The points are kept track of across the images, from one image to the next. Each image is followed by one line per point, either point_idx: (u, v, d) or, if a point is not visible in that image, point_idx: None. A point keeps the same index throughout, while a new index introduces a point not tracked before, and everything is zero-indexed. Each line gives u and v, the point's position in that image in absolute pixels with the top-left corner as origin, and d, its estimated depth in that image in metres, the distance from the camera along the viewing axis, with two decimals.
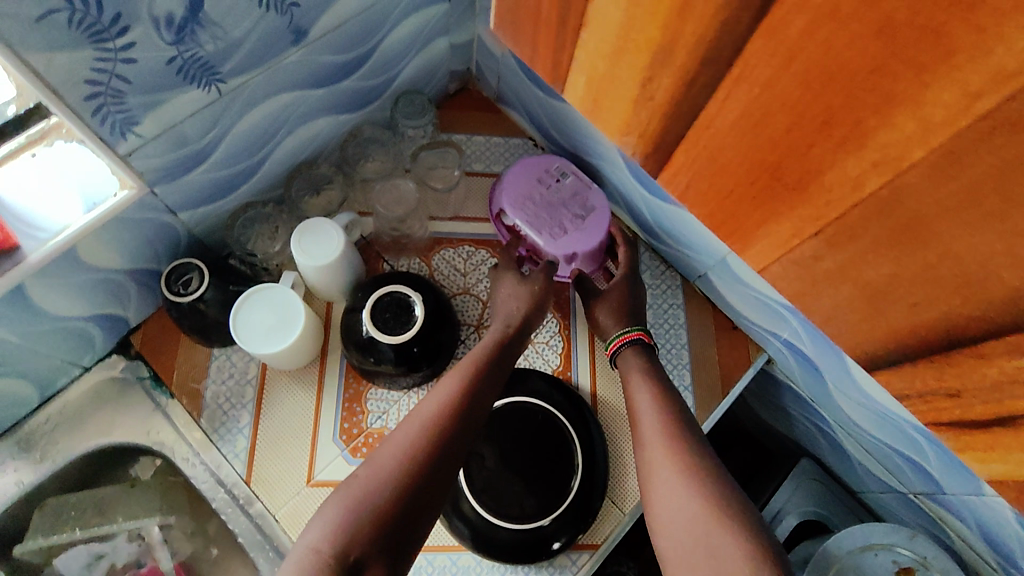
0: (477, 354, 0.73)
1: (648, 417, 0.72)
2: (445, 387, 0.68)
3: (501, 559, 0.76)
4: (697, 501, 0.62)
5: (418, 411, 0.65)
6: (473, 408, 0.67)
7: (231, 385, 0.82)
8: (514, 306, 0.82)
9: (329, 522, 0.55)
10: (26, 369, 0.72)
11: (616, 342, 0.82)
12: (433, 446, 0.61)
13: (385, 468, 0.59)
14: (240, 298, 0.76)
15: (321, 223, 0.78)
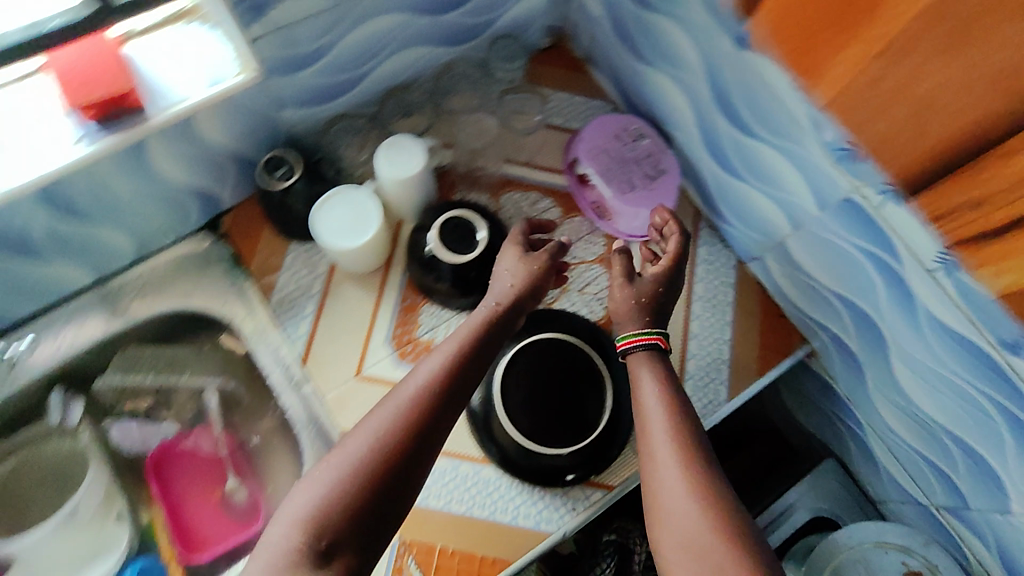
0: (461, 334, 0.69)
1: (655, 422, 0.69)
2: (422, 372, 0.65)
3: (523, 477, 0.80)
4: (694, 520, 0.61)
5: (391, 398, 0.63)
6: (451, 393, 0.64)
7: (301, 277, 0.88)
8: (509, 290, 0.74)
9: (295, 517, 0.55)
10: (132, 223, 0.81)
11: (631, 339, 0.76)
12: (403, 440, 0.59)
13: (350, 462, 0.57)
14: (323, 197, 0.83)
15: (409, 141, 0.84)
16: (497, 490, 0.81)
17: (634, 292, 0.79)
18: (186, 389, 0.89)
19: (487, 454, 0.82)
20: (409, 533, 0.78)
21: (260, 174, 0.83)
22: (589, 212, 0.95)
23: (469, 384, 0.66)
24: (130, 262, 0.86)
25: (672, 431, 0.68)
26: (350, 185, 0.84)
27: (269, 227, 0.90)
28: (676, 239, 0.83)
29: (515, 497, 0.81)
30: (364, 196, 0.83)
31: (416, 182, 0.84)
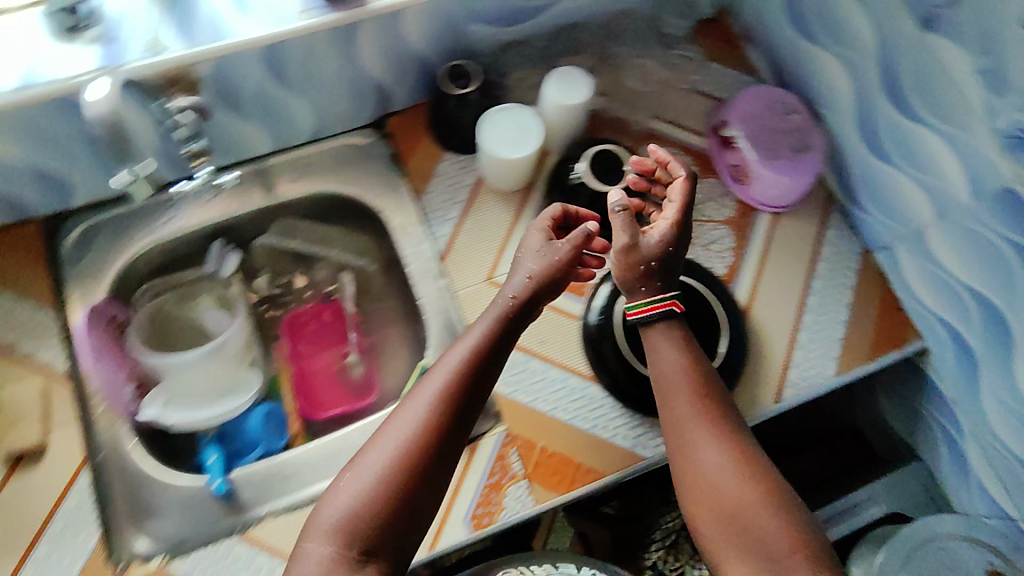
0: (471, 336, 0.74)
1: (682, 395, 0.75)
2: (430, 383, 0.70)
3: (620, 399, 0.84)
4: (734, 487, 0.69)
5: (401, 414, 0.68)
6: (456, 396, 0.69)
7: (449, 184, 0.94)
8: (521, 287, 0.76)
9: (328, 530, 0.62)
10: (319, 103, 0.88)
11: (644, 307, 0.78)
12: (415, 454, 0.65)
13: (370, 484, 0.64)
14: (490, 110, 0.87)
15: (577, 72, 0.87)
16: (601, 409, 0.84)
17: (634, 260, 0.77)
18: (327, 265, 0.99)
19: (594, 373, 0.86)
20: (516, 426, 0.83)
21: (439, 78, 0.90)
22: (726, 176, 0.96)
23: (479, 378, 0.71)
24: (302, 142, 0.94)
25: (700, 408, 0.74)
26: (516, 104, 0.87)
27: (428, 135, 0.96)
28: (682, 183, 0.81)
29: (613, 417, 0.84)
30: (530, 116, 0.86)
31: (577, 112, 0.87)
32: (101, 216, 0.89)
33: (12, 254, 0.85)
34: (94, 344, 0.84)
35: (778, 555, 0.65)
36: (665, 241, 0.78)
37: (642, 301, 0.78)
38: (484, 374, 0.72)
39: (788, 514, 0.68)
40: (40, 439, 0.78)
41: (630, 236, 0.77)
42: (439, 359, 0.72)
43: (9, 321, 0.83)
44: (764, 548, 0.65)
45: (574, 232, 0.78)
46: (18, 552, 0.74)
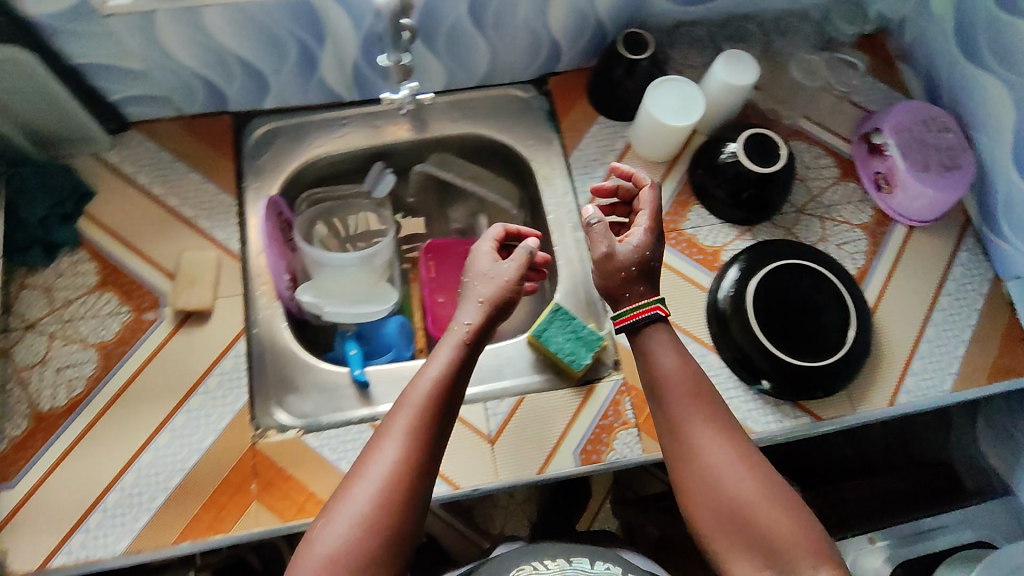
0: (435, 363, 0.67)
1: (685, 395, 0.70)
2: (404, 415, 0.64)
3: (731, 367, 0.87)
4: (738, 483, 0.65)
5: (377, 453, 0.62)
6: (431, 422, 0.64)
7: (600, 145, 0.98)
8: (478, 316, 0.70)
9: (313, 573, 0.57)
10: (498, 50, 0.94)
11: (631, 313, 0.73)
12: (398, 492, 0.60)
13: (352, 527, 0.58)
14: (657, 79, 0.91)
15: (747, 58, 0.91)
16: (715, 378, 0.87)
17: (614, 267, 0.74)
18: (473, 202, 1.06)
19: (714, 344, 0.88)
20: (632, 377, 0.87)
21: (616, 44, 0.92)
22: (867, 181, 0.98)
23: (451, 399, 0.66)
24: (470, 84, 1.00)
25: (699, 406, 0.70)
26: (682, 78, 0.91)
27: (586, 97, 1.00)
28: (651, 193, 0.79)
29: (722, 386, 0.87)
30: (695, 90, 0.91)
31: (739, 96, 0.91)
32: (283, 120, 0.97)
33: (203, 141, 0.94)
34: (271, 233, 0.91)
35: (786, 553, 0.61)
36: (645, 245, 0.75)
37: (627, 307, 0.73)
38: (456, 397, 0.67)
39: (793, 509, 0.64)
40: (209, 305, 0.85)
41: (608, 240, 0.74)
42: (411, 384, 0.66)
43: (194, 198, 0.91)
44: (769, 548, 0.62)
45: (515, 251, 0.73)
46: (176, 399, 0.82)
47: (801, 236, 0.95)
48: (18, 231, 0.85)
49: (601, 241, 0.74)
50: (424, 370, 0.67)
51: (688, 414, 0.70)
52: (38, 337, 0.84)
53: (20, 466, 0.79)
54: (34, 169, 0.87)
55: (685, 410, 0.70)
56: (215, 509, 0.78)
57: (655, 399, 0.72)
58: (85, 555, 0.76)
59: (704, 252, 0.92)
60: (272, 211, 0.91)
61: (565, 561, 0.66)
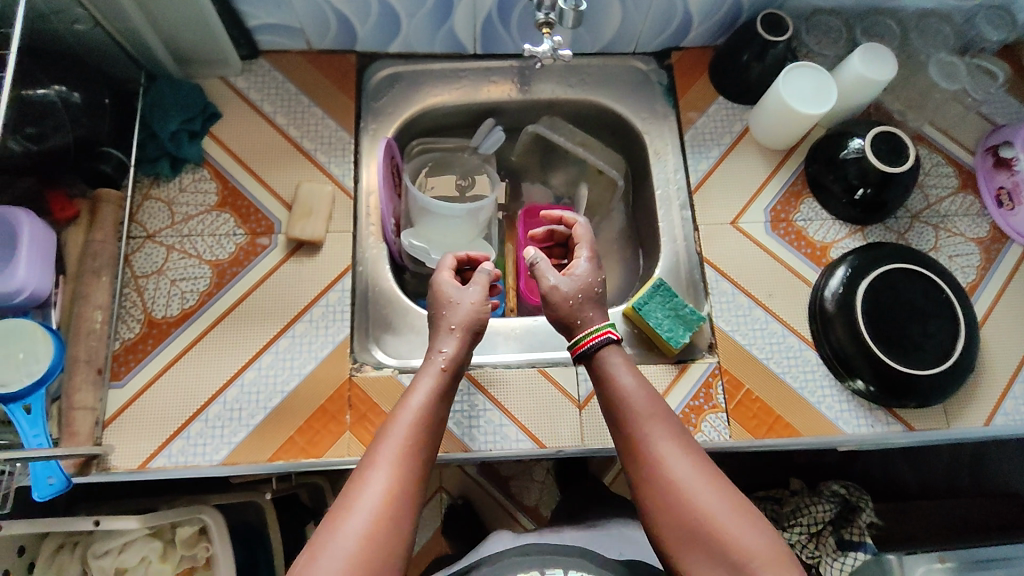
0: (418, 392, 0.68)
1: (651, 417, 0.68)
2: (393, 442, 0.63)
3: (827, 364, 0.86)
4: (708, 502, 0.62)
5: (365, 482, 0.60)
6: (417, 449, 0.64)
7: (717, 126, 0.97)
8: (455, 348, 0.72)
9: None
10: (629, 17, 0.93)
11: (584, 340, 0.74)
12: (393, 518, 0.58)
13: (348, 552, 0.55)
14: (789, 65, 0.89)
15: (887, 51, 0.88)
16: (810, 374, 0.86)
17: (563, 296, 0.76)
18: (575, 171, 1.04)
19: (813, 340, 0.88)
20: (727, 360, 0.86)
21: (756, 24, 0.90)
22: (988, 196, 0.94)
23: (432, 427, 0.67)
24: (592, 50, 0.99)
25: (663, 427, 0.67)
26: (816, 66, 0.89)
27: (708, 77, 0.99)
28: (582, 227, 0.83)
29: (816, 383, 0.86)
30: (828, 80, 0.88)
31: (873, 91, 0.89)
32: (404, 66, 0.98)
33: (327, 77, 0.96)
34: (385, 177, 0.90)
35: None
36: (589, 271, 0.78)
37: (579, 334, 0.73)
38: (437, 427, 0.67)
39: (763, 528, 0.61)
40: (321, 237, 0.87)
41: (545, 271, 0.77)
42: (395, 413, 0.66)
43: (313, 132, 0.93)
44: (744, 571, 0.58)
45: (478, 275, 0.77)
46: (282, 323, 0.85)
47: (913, 242, 0.92)
48: (151, 142, 0.87)
49: (546, 271, 0.77)
50: (409, 402, 0.67)
51: (654, 438, 0.67)
52: (157, 248, 0.86)
53: (130, 367, 0.82)
54: (169, 85, 0.89)
55: (651, 434, 0.67)
56: (309, 434, 0.81)
57: (619, 424, 0.70)
58: (185, 460, 0.79)
59: (813, 246, 0.91)
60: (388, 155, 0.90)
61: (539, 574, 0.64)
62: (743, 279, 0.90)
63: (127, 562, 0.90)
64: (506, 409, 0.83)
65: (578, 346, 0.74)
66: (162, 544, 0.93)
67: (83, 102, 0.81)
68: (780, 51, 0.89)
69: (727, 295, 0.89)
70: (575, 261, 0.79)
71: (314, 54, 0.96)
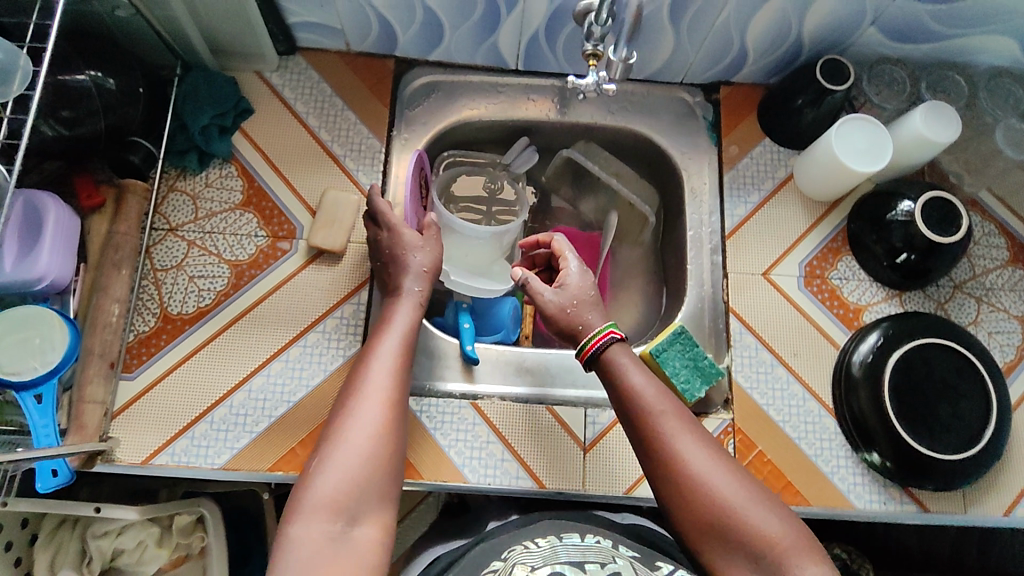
0: (400, 326, 0.71)
1: (668, 410, 0.67)
2: (382, 368, 0.66)
3: (845, 433, 0.83)
4: (720, 484, 0.61)
5: (361, 401, 0.63)
6: (404, 374, 0.67)
7: (760, 170, 0.93)
8: (424, 284, 0.77)
9: (318, 507, 0.56)
10: (680, 49, 0.88)
11: (589, 344, 0.74)
12: (389, 431, 0.62)
13: (354, 462, 0.58)
14: (845, 116, 0.84)
15: (953, 111, 0.82)
16: (825, 442, 0.83)
17: (565, 304, 0.78)
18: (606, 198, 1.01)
19: (833, 406, 0.85)
20: (741, 418, 0.84)
21: (815, 71, 0.85)
22: None
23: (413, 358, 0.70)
24: (637, 77, 0.95)
25: (676, 418, 0.66)
26: (874, 120, 0.84)
27: (756, 117, 0.95)
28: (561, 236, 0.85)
29: (831, 452, 0.83)
30: (884, 135, 0.83)
31: (931, 151, 0.84)
32: (443, 75, 0.96)
33: (364, 81, 0.94)
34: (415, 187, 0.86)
35: (770, 551, 0.58)
36: (586, 283, 0.80)
37: (582, 339, 0.74)
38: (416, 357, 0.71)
39: (771, 503, 0.61)
40: (342, 248, 0.86)
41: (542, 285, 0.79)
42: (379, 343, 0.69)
43: (344, 137, 0.91)
44: (752, 547, 0.59)
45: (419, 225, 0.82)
46: (294, 331, 0.84)
47: (952, 314, 0.88)
48: (180, 134, 0.86)
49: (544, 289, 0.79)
50: (390, 333, 0.70)
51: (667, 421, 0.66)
52: (178, 242, 0.86)
53: (141, 361, 0.82)
54: (203, 76, 0.88)
55: (663, 418, 0.67)
56: (310, 448, 0.81)
57: (627, 414, 0.69)
58: (187, 460, 0.79)
59: (846, 307, 0.88)
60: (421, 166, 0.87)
61: (556, 538, 0.62)
62: (768, 334, 0.87)
63: (125, 544, 0.92)
64: (510, 443, 0.82)
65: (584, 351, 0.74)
66: (160, 530, 0.95)
67: (118, 87, 0.78)
68: (837, 100, 0.85)
69: (750, 349, 0.86)
70: (564, 270, 0.81)
71: (352, 55, 0.94)
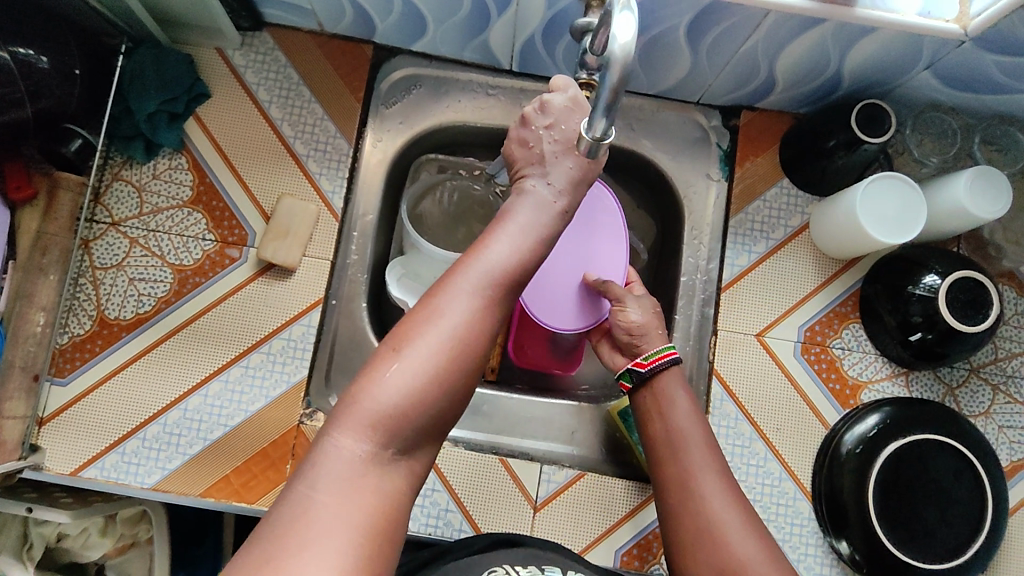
0: (529, 221, 0.55)
1: (696, 446, 0.64)
2: (494, 265, 0.51)
3: (820, 519, 0.76)
4: (739, 539, 0.57)
5: (450, 299, 0.49)
6: (515, 282, 0.51)
7: (771, 216, 0.82)
8: (567, 194, 0.58)
9: (362, 422, 0.45)
10: (697, 71, 0.76)
11: (653, 357, 0.70)
12: (468, 353, 0.48)
13: (423, 379, 0.46)
14: (881, 173, 0.73)
15: (1004, 180, 0.71)
16: (797, 527, 0.76)
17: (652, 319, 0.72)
18: None
19: (811, 488, 0.77)
20: None
21: (850, 116, 0.73)
22: None
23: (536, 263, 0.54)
24: (647, 91, 0.83)
25: (709, 464, 0.63)
26: (913, 184, 0.72)
27: (776, 151, 0.83)
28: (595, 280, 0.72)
29: (802, 539, 0.76)
30: (920, 202, 0.72)
31: (970, 224, 0.73)
32: (429, 68, 0.85)
33: (336, 69, 0.83)
34: (581, 297, 0.74)
35: None
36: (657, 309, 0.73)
37: (656, 346, 0.70)
38: (538, 263, 0.54)
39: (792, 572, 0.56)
40: (295, 264, 0.79)
41: (621, 292, 0.71)
42: (498, 237, 0.53)
43: (309, 134, 0.82)
44: None
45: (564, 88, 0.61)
46: (238, 350, 0.78)
47: (962, 400, 0.79)
48: (125, 118, 0.78)
49: (628, 297, 0.71)
50: (507, 229, 0.54)
51: (701, 460, 0.63)
52: (120, 238, 0.79)
53: (75, 367, 0.76)
54: (154, 53, 0.79)
55: (697, 455, 0.64)
56: (245, 476, 0.75)
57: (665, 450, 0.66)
58: (116, 477, 0.75)
59: (843, 382, 0.79)
60: (622, 273, 0.74)
61: (537, 569, 0.57)
62: (751, 403, 0.79)
63: (68, 530, 0.84)
64: (455, 492, 0.76)
65: (645, 362, 0.70)
66: (105, 518, 0.87)
67: (52, 65, 0.70)
68: (871, 152, 0.73)
69: (730, 419, 0.78)
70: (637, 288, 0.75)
71: (326, 37, 0.83)
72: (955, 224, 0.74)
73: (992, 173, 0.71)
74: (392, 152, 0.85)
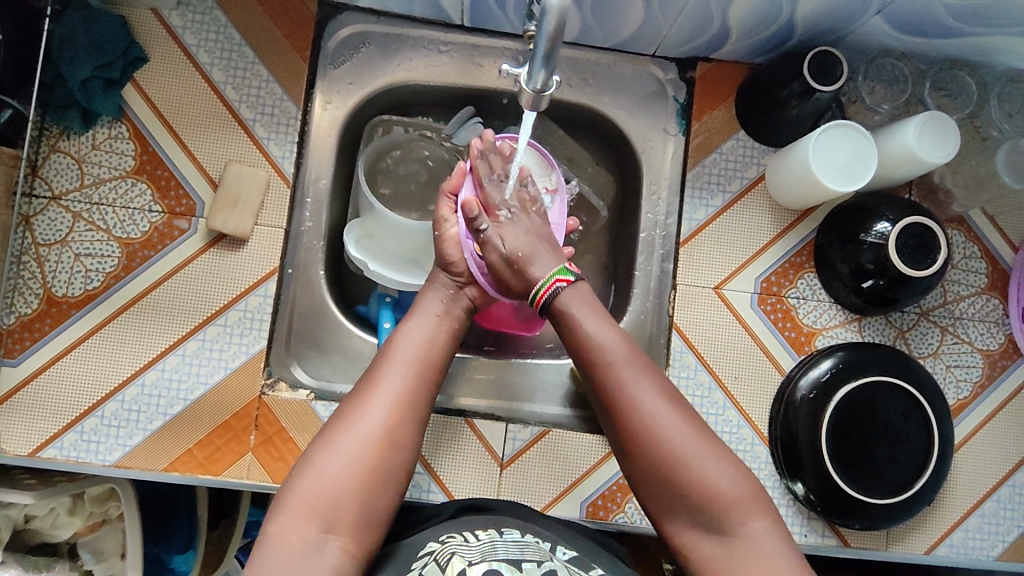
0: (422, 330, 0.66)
1: (623, 366, 0.61)
2: (399, 362, 0.62)
3: (777, 462, 0.78)
4: (680, 438, 0.58)
5: (363, 402, 0.59)
6: (419, 378, 0.62)
7: (728, 168, 0.82)
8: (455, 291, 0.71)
9: (295, 513, 0.53)
10: (651, 23, 0.75)
11: (540, 293, 0.68)
12: (385, 440, 0.57)
13: (344, 468, 0.55)
14: (830, 121, 0.73)
15: (952, 126, 0.72)
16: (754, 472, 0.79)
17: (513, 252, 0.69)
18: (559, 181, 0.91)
19: (767, 433, 0.79)
20: None
21: (803, 65, 0.73)
22: (1014, 304, 0.82)
23: (438, 359, 0.65)
24: (602, 44, 0.82)
25: (635, 362, 0.62)
26: (860, 129, 0.73)
27: (733, 102, 0.82)
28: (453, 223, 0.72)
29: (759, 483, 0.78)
30: (870, 149, 0.73)
31: (919, 169, 0.74)
32: (379, 25, 0.82)
33: (281, 29, 0.80)
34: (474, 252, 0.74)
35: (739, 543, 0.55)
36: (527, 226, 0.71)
37: (535, 284, 0.68)
38: (438, 362, 0.64)
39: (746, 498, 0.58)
40: (246, 233, 0.77)
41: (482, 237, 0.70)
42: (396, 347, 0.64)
43: (254, 98, 0.79)
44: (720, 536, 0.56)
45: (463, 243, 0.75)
46: (193, 324, 0.76)
47: (911, 343, 0.81)
48: (59, 87, 0.74)
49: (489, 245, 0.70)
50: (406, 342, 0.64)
51: (628, 365, 0.62)
52: (62, 213, 0.76)
53: (24, 347, 0.74)
54: (84, 17, 0.75)
55: (624, 359, 0.62)
56: (208, 449, 0.75)
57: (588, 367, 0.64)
58: (76, 456, 0.74)
59: (798, 330, 0.81)
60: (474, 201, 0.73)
61: (496, 533, 0.56)
62: (711, 355, 0.80)
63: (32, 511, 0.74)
64: (422, 456, 0.77)
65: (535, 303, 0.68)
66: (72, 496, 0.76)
67: None
68: (823, 100, 0.73)
69: (690, 370, 0.80)
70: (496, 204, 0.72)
71: None
72: (908, 169, 0.75)
73: (933, 118, 0.72)
74: (344, 114, 0.83)
